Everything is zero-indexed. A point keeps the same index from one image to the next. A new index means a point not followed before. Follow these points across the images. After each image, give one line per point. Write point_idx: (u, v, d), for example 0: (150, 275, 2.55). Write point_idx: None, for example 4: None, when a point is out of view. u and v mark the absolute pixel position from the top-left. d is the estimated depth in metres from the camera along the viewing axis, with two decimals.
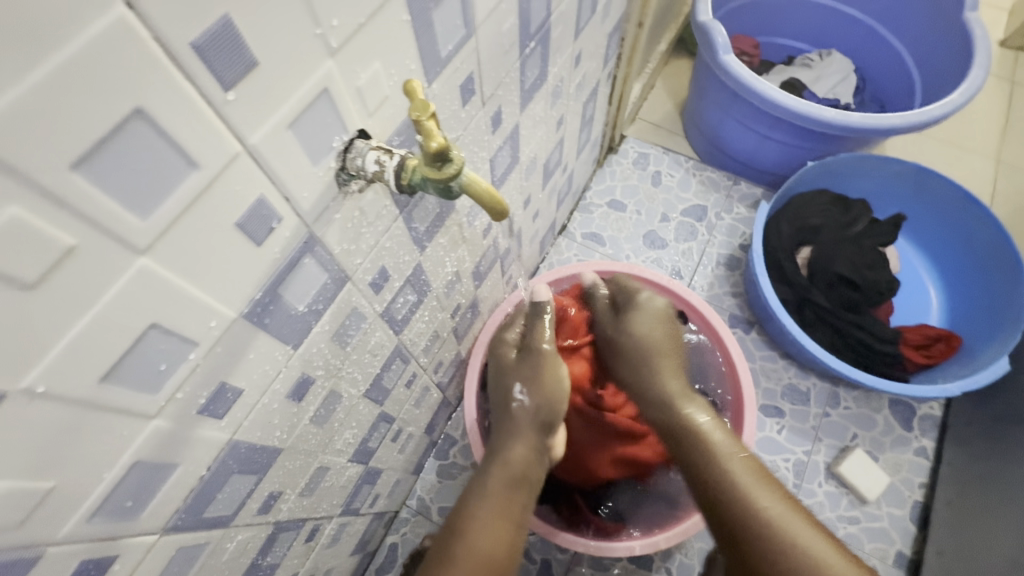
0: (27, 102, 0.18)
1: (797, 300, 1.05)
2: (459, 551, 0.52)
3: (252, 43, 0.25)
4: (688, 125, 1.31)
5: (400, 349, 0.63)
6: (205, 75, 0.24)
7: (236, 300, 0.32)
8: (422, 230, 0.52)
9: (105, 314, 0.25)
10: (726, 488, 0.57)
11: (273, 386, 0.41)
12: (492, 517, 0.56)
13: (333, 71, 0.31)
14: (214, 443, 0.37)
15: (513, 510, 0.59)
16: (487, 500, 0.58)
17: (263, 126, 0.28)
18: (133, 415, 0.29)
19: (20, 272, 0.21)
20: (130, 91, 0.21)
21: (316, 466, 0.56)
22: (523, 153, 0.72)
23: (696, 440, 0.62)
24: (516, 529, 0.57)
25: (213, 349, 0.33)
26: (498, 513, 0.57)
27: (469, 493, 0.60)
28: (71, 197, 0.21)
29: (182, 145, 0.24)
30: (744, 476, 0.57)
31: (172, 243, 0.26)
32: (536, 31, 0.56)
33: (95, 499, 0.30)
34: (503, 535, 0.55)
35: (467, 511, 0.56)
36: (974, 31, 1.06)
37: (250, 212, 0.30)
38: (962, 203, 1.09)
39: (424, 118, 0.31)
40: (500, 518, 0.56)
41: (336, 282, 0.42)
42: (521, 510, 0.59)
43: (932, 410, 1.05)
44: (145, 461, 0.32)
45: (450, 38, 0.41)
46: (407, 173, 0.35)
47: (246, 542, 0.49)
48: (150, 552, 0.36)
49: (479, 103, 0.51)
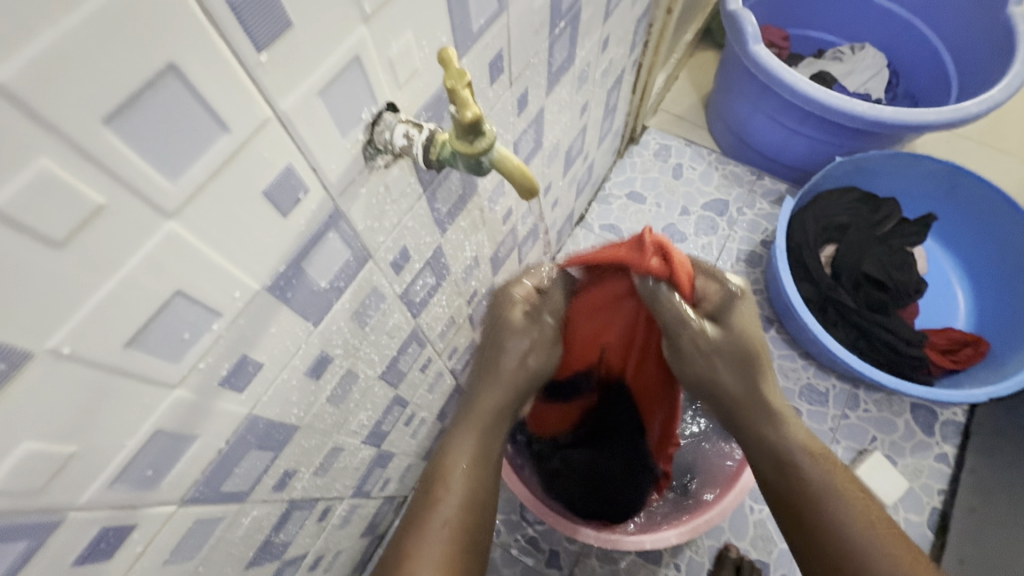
0: (59, 48, 0.18)
1: (820, 299, 1.03)
2: (440, 497, 0.52)
3: (286, 3, 0.24)
4: (713, 117, 1.28)
5: (417, 333, 0.62)
6: (238, 35, 0.23)
7: (260, 272, 0.32)
8: (445, 212, 0.51)
9: (133, 277, 0.24)
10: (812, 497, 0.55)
11: (293, 362, 0.40)
12: (471, 460, 0.55)
13: (366, 38, 0.30)
14: (234, 417, 0.37)
15: (489, 453, 0.56)
16: (465, 443, 0.55)
17: (294, 93, 0.27)
18: (155, 382, 0.29)
19: (48, 228, 0.20)
20: (163, 45, 0.20)
21: (331, 446, 0.56)
22: (547, 139, 0.71)
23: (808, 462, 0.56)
24: (489, 479, 0.56)
25: (237, 321, 0.32)
26: (475, 458, 0.55)
27: (451, 431, 0.56)
28: (102, 153, 0.20)
29: (214, 105, 0.24)
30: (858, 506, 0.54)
31: (201, 208, 0.26)
32: (566, 11, 0.54)
33: (116, 466, 0.29)
34: (476, 481, 0.54)
35: (449, 448, 0.55)
36: (1018, 25, 1.02)
37: (278, 181, 0.29)
38: (997, 204, 1.06)
39: (460, 87, 0.30)
40: (477, 466, 0.54)
41: (358, 260, 0.41)
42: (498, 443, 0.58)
43: (954, 416, 1.02)
44: (166, 431, 0.31)
45: (482, 12, 0.40)
46: (436, 148, 0.34)
47: (261, 518, 0.50)
48: (168, 523, 0.36)
49: (506, 83, 0.50)
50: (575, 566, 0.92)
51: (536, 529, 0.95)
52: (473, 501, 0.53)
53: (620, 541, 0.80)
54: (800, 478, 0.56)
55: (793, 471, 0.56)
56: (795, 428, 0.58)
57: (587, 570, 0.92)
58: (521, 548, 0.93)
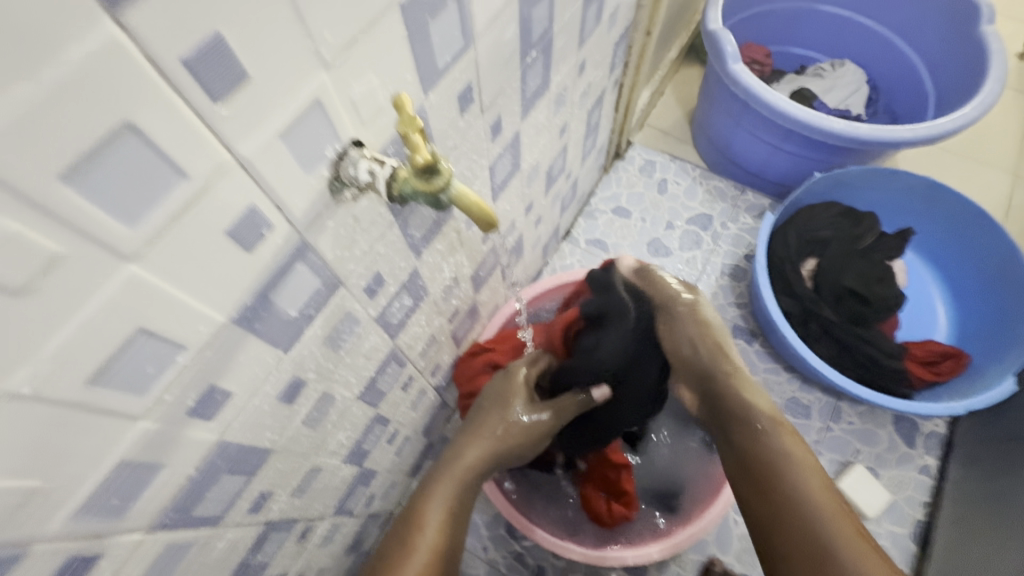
0: (18, 116, 0.19)
1: (803, 313, 1.04)
2: (417, 543, 0.55)
3: (242, 57, 0.25)
4: (697, 132, 1.30)
5: (396, 353, 0.63)
6: (195, 90, 0.24)
7: (226, 305, 0.33)
8: (419, 237, 0.53)
9: (95, 318, 0.25)
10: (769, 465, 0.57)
11: (264, 389, 0.41)
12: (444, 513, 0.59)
13: (327, 82, 0.31)
14: (203, 444, 0.38)
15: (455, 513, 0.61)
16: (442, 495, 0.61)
17: (255, 138, 0.29)
18: (118, 416, 0.30)
19: (7, 278, 0.21)
20: (120, 106, 0.22)
21: (309, 467, 0.56)
22: (525, 161, 0.72)
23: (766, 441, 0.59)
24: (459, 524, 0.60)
25: (202, 353, 0.33)
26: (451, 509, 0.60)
27: (429, 483, 0.63)
28: (59, 206, 0.22)
29: (171, 156, 0.25)
30: (812, 484, 0.54)
31: (161, 250, 0.27)
32: (537, 41, 0.56)
33: (81, 498, 0.30)
34: (443, 535, 0.57)
35: (424, 498, 0.61)
36: (991, 44, 1.04)
37: (241, 220, 0.31)
38: (975, 220, 1.07)
39: (411, 132, 0.31)
40: (450, 521, 0.59)
41: (329, 287, 0.42)
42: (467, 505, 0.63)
43: (936, 427, 1.03)
44: (132, 461, 0.32)
45: (448, 50, 0.41)
46: (398, 183, 0.36)
47: (236, 541, 0.50)
48: (137, 549, 0.37)
49: (478, 112, 0.51)
50: None
51: (522, 545, 0.95)
52: (445, 549, 0.56)
53: (605, 557, 0.80)
54: (773, 476, 0.56)
55: (769, 469, 0.57)
56: (762, 400, 0.64)
57: None
58: (506, 563, 0.94)
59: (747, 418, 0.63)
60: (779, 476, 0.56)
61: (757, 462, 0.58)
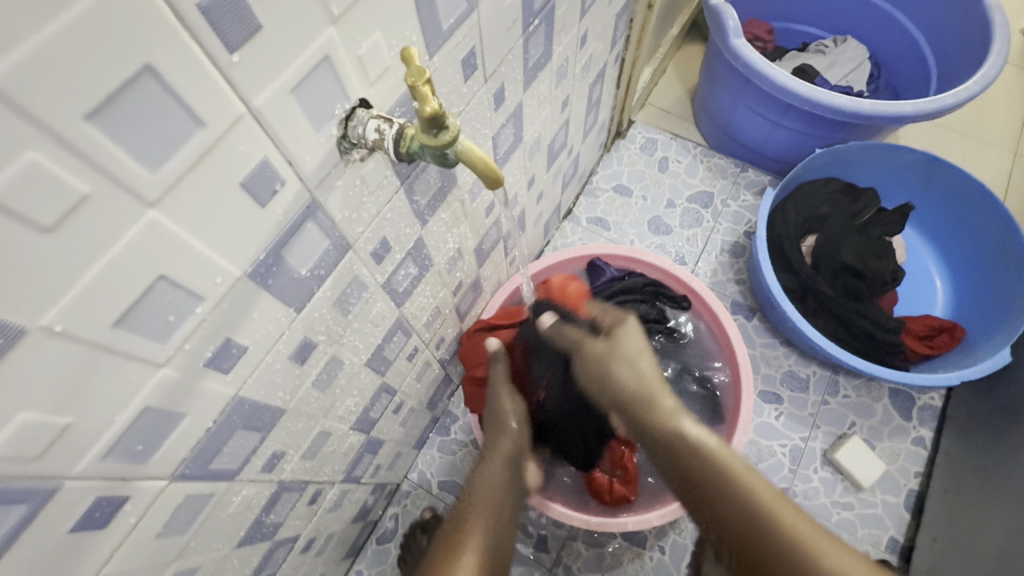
0: (46, 52, 0.20)
1: (801, 288, 1.05)
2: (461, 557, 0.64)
3: (255, 7, 0.26)
4: (698, 110, 1.30)
5: (401, 322, 0.65)
6: (211, 37, 0.25)
7: (241, 259, 0.34)
8: (424, 204, 0.53)
9: (119, 261, 0.26)
10: (710, 482, 0.60)
11: (277, 346, 0.42)
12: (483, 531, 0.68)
13: (334, 38, 0.32)
14: (220, 397, 0.39)
15: (500, 530, 0.66)
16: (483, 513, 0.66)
17: (266, 90, 0.30)
18: (142, 361, 0.31)
19: (39, 215, 0.22)
20: (140, 49, 0.23)
21: (319, 431, 0.58)
22: (528, 133, 0.73)
23: (700, 456, 0.62)
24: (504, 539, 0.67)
25: (219, 305, 0.34)
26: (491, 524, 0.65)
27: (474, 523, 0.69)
28: (84, 145, 0.23)
29: (189, 103, 0.26)
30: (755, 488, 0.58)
31: (180, 197, 0.28)
32: (540, 9, 0.56)
33: (107, 439, 0.32)
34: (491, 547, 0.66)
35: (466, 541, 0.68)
36: (993, 17, 1.04)
37: (254, 173, 0.32)
38: (975, 195, 1.07)
39: (420, 84, 0.32)
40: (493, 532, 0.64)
41: (338, 249, 0.44)
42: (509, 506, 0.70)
43: (932, 401, 1.05)
44: (154, 408, 0.34)
45: (452, 12, 0.42)
46: (405, 141, 0.36)
47: (251, 498, 0.52)
48: (159, 497, 0.39)
49: (481, 79, 0.52)
50: (563, 549, 0.95)
51: (525, 515, 0.97)
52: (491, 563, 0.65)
53: (606, 523, 0.82)
54: (733, 500, 0.58)
55: (712, 486, 0.60)
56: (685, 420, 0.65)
57: (574, 554, 0.95)
58: None
59: (683, 441, 0.64)
60: (738, 497, 0.57)
61: (698, 478, 0.62)
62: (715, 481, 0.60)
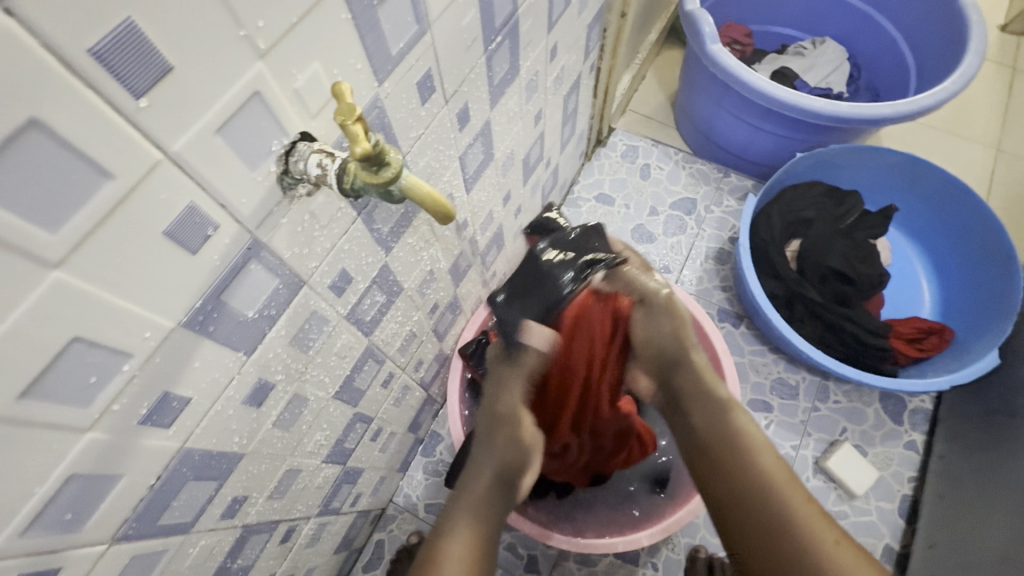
0: None
1: (787, 295, 1.03)
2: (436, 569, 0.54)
3: (164, 48, 0.24)
4: (679, 116, 1.29)
5: (372, 350, 0.62)
6: (111, 84, 0.23)
7: (173, 309, 0.32)
8: (386, 231, 0.51)
9: (19, 329, 0.24)
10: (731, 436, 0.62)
11: (226, 393, 0.40)
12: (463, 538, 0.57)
13: (264, 73, 0.30)
14: (163, 452, 0.37)
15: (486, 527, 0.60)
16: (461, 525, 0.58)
17: (186, 133, 0.27)
18: (63, 428, 0.29)
19: None
20: (18, 101, 0.20)
21: (286, 469, 0.56)
22: (499, 149, 0.71)
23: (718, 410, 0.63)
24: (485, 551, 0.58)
25: (151, 359, 0.32)
26: (468, 544, 0.57)
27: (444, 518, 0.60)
28: None
29: (90, 154, 0.24)
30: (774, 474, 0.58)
31: (92, 254, 0.26)
32: (502, 25, 0.54)
33: (27, 513, 0.29)
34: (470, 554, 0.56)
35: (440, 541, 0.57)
36: (969, 16, 1.04)
37: (180, 220, 0.29)
38: (958, 195, 1.07)
39: (350, 122, 0.30)
40: (468, 558, 0.56)
41: (290, 287, 0.41)
42: (499, 514, 0.62)
43: (922, 403, 1.04)
44: (83, 473, 0.31)
45: (401, 36, 0.40)
46: (349, 177, 0.34)
47: (212, 546, 0.50)
48: (99, 561, 0.36)
49: (441, 101, 0.50)
50: (554, 570, 0.93)
51: (514, 536, 0.95)
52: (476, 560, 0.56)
53: (596, 546, 0.79)
54: (740, 463, 0.60)
55: (717, 434, 0.62)
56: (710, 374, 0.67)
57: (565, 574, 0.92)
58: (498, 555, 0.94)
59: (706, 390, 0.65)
60: (748, 464, 0.59)
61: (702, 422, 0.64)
62: (728, 437, 0.61)
